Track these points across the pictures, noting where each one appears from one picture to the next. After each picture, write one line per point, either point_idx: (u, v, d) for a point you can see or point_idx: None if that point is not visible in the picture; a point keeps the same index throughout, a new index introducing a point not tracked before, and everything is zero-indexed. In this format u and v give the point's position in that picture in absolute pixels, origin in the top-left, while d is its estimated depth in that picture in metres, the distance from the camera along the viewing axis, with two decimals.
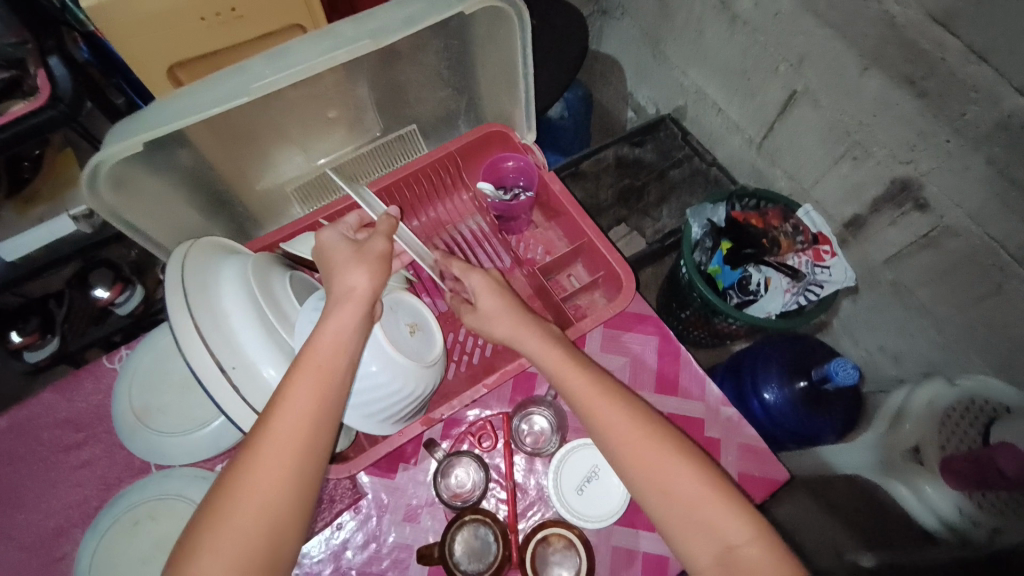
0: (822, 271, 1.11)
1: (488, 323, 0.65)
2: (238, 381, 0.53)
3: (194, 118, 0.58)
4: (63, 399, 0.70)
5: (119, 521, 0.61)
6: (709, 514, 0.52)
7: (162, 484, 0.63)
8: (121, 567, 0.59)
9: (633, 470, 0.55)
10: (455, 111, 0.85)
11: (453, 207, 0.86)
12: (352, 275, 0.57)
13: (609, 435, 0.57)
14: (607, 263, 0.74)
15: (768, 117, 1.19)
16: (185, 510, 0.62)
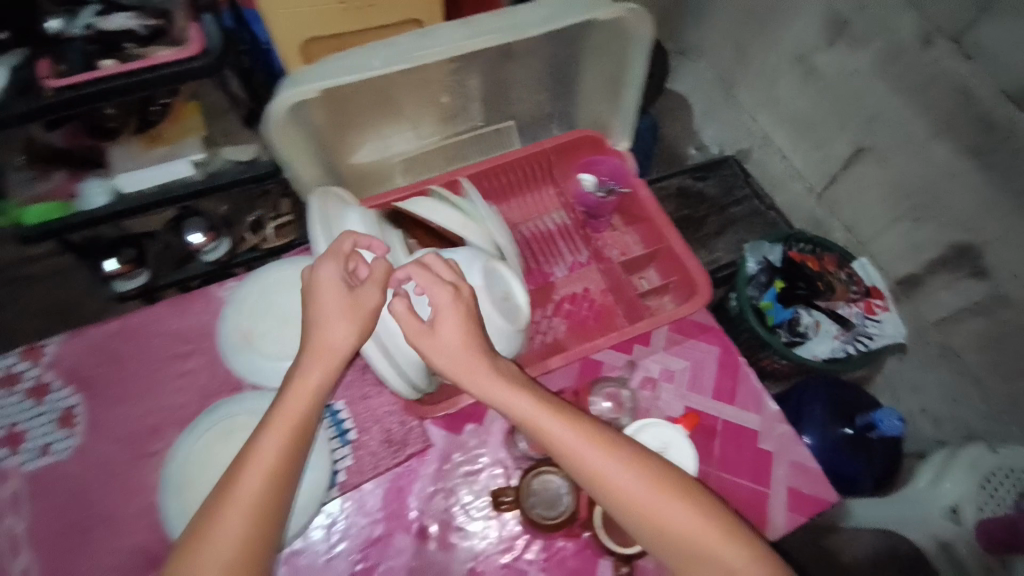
0: (872, 323, 1.12)
1: (440, 357, 0.58)
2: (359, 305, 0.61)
3: (363, 75, 0.66)
4: (174, 314, 0.78)
5: (216, 427, 0.67)
6: (713, 549, 0.53)
7: (256, 402, 0.69)
8: (213, 468, 0.65)
9: (619, 511, 0.55)
10: (550, 115, 0.90)
11: (538, 200, 0.89)
12: (336, 331, 0.57)
13: (602, 484, 0.55)
14: (682, 270, 0.78)
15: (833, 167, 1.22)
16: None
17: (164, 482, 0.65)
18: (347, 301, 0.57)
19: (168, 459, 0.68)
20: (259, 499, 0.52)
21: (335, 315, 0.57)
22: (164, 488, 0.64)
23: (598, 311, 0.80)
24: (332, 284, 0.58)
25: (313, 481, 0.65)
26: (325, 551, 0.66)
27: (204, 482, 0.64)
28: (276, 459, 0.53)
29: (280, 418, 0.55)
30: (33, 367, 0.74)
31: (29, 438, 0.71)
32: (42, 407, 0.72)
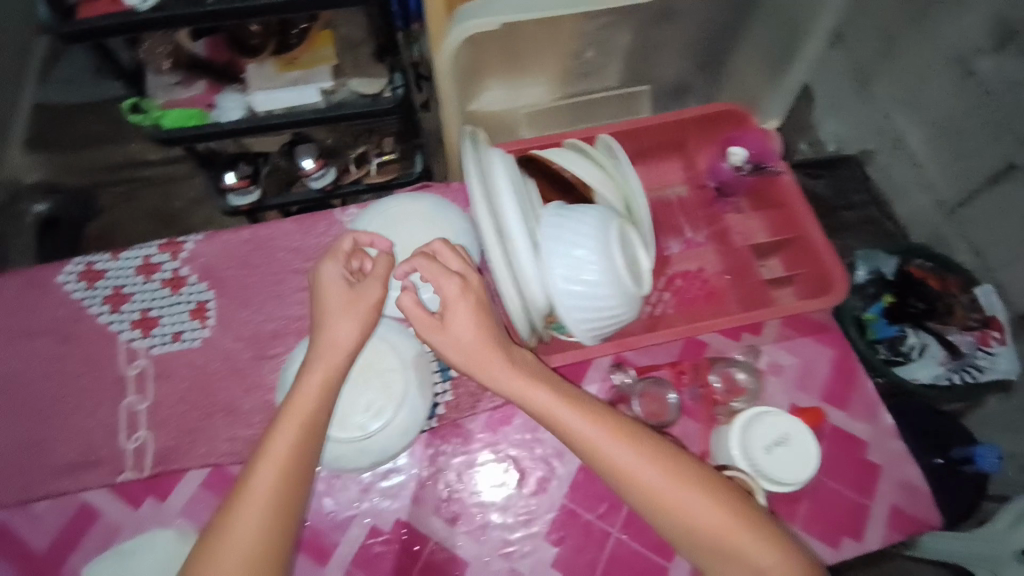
0: (984, 355, 0.93)
1: (457, 344, 0.58)
2: (500, 245, 0.58)
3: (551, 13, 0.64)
4: (299, 231, 0.82)
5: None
6: (738, 547, 0.51)
7: None
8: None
9: (637, 502, 0.54)
10: (690, 85, 0.85)
11: (664, 172, 0.83)
12: (340, 326, 0.62)
13: (620, 471, 0.54)
14: (817, 266, 0.69)
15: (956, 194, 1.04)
16: (383, 352, 0.70)
17: (280, 381, 0.69)
18: (348, 299, 0.63)
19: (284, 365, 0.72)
20: (273, 494, 0.55)
21: (337, 310, 0.62)
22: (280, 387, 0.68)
23: (710, 292, 0.76)
24: (337, 283, 0.63)
25: (415, 407, 0.68)
26: (420, 474, 0.70)
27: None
28: (287, 452, 0.56)
29: (294, 412, 0.58)
30: (171, 260, 0.79)
31: (161, 325, 0.76)
32: (177, 298, 0.78)
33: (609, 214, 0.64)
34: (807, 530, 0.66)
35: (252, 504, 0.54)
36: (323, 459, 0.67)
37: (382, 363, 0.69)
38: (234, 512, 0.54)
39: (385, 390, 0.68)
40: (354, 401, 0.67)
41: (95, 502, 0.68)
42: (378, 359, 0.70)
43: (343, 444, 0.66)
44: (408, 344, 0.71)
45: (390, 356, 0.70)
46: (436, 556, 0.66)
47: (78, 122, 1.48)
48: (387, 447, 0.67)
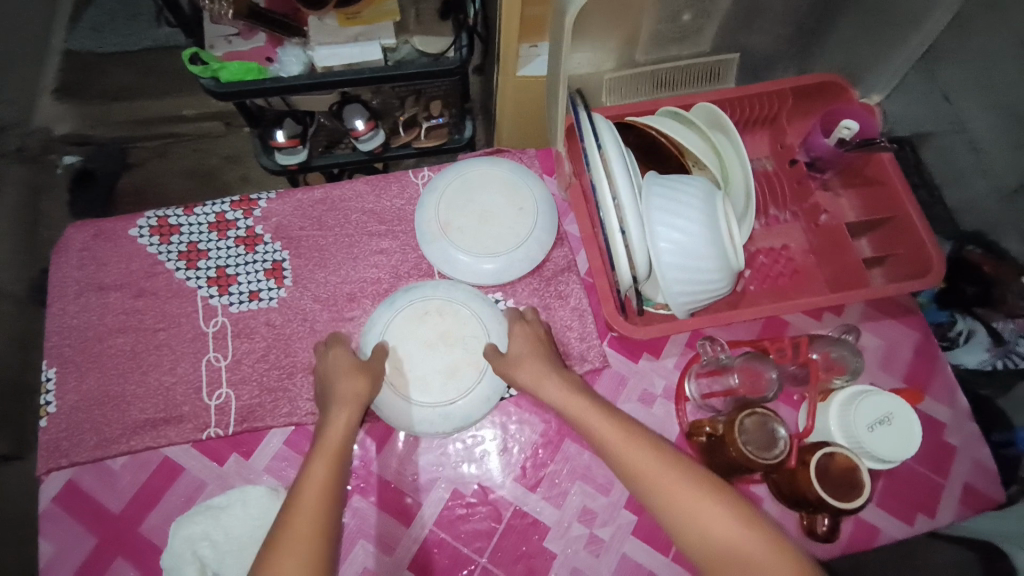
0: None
1: (513, 367, 0.64)
2: (611, 211, 0.58)
3: None
4: (373, 193, 0.80)
5: (414, 305, 0.70)
6: (751, 557, 0.46)
7: (450, 292, 0.71)
8: (411, 342, 0.68)
9: (663, 514, 0.51)
10: (781, 54, 0.86)
11: (748, 143, 0.82)
12: (353, 381, 0.61)
13: (636, 473, 0.53)
14: (913, 245, 0.69)
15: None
16: (467, 318, 0.70)
17: (364, 344, 0.69)
18: (355, 365, 0.63)
19: (364, 327, 0.71)
20: (311, 527, 0.50)
21: (348, 372, 0.62)
22: (367, 348, 0.68)
23: (796, 270, 0.77)
24: (340, 355, 0.65)
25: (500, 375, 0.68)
26: (501, 442, 0.70)
27: (401, 351, 0.68)
28: (325, 476, 0.53)
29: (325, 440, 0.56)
30: (245, 218, 0.77)
31: (238, 283, 0.75)
32: (252, 256, 0.76)
33: (714, 187, 0.63)
34: (883, 506, 0.67)
35: (301, 525, 0.49)
36: (405, 425, 0.66)
37: (467, 332, 0.69)
38: (280, 538, 0.49)
39: (470, 357, 0.69)
40: (441, 366, 0.68)
41: (175, 457, 0.68)
42: (462, 325, 0.69)
43: (430, 408, 0.66)
44: (490, 312, 0.70)
45: (474, 323, 0.70)
46: (516, 521, 0.67)
47: (107, 68, 1.40)
48: (473, 415, 0.67)
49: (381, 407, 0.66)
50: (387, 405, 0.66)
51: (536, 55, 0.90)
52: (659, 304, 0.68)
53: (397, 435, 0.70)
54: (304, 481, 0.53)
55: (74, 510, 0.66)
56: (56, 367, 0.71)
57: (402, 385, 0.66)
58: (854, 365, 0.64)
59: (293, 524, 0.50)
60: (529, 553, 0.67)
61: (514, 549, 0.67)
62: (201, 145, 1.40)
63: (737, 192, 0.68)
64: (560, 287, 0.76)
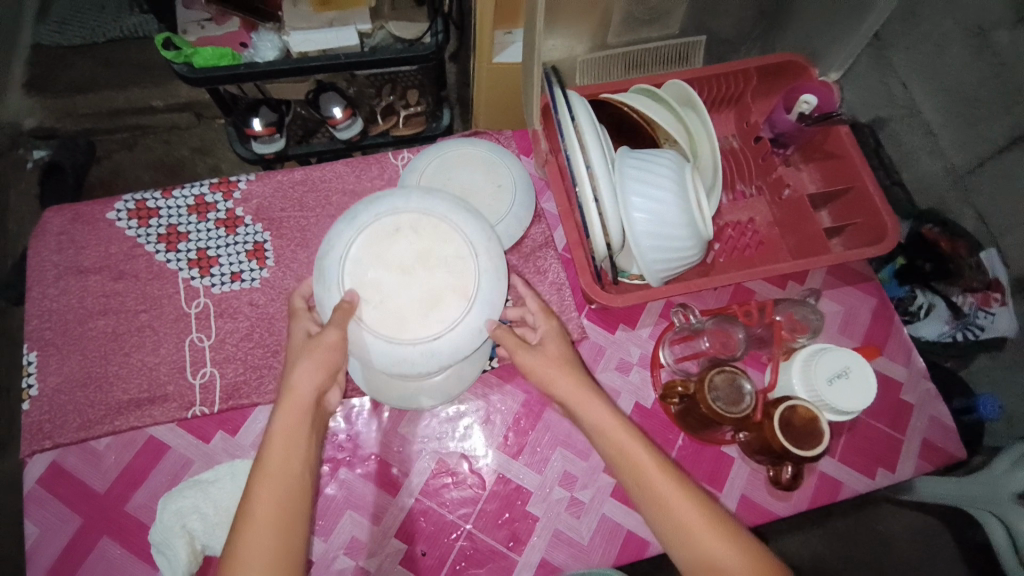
0: (985, 315, 0.81)
1: (539, 371, 0.60)
2: (586, 180, 0.61)
3: None
4: (354, 174, 0.81)
5: (380, 221, 0.57)
6: (716, 546, 0.50)
7: (425, 201, 0.58)
8: (381, 270, 0.56)
9: (648, 506, 0.53)
10: (746, 36, 0.90)
11: (716, 123, 0.87)
12: (301, 374, 0.55)
13: (627, 459, 0.54)
14: (871, 214, 0.73)
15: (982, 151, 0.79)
16: (451, 232, 0.57)
17: (315, 271, 0.57)
18: (316, 352, 0.55)
19: (319, 248, 0.58)
20: (272, 528, 0.49)
21: (305, 360, 0.55)
22: (322, 277, 0.56)
23: (762, 242, 0.80)
24: (303, 333, 0.60)
25: (493, 304, 0.57)
26: (482, 413, 0.71)
27: (368, 280, 0.56)
28: (278, 502, 0.50)
29: (273, 473, 0.51)
30: (224, 200, 0.78)
31: (220, 265, 0.75)
32: (233, 238, 0.76)
33: (683, 159, 0.68)
34: (845, 461, 0.70)
35: (259, 532, 0.49)
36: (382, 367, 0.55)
37: (449, 251, 0.57)
38: (243, 542, 0.48)
39: (455, 280, 0.56)
40: (420, 295, 0.56)
41: (159, 436, 0.69)
42: (446, 242, 0.57)
43: (410, 347, 0.54)
44: (478, 227, 0.58)
45: (460, 239, 0.57)
46: (498, 488, 0.68)
47: (77, 59, 1.38)
48: (462, 349, 0.56)
49: (347, 345, 0.55)
50: (355, 348, 0.55)
51: (511, 42, 0.91)
52: (634, 275, 0.72)
53: (380, 410, 0.71)
54: (255, 500, 0.50)
55: (59, 491, 0.66)
56: (36, 350, 0.71)
57: (374, 323, 0.55)
58: (815, 325, 0.72)
59: (250, 537, 0.48)
60: (512, 517, 0.68)
61: (496, 515, 0.68)
62: (166, 136, 1.37)
63: (705, 165, 0.71)
64: (538, 261, 0.79)
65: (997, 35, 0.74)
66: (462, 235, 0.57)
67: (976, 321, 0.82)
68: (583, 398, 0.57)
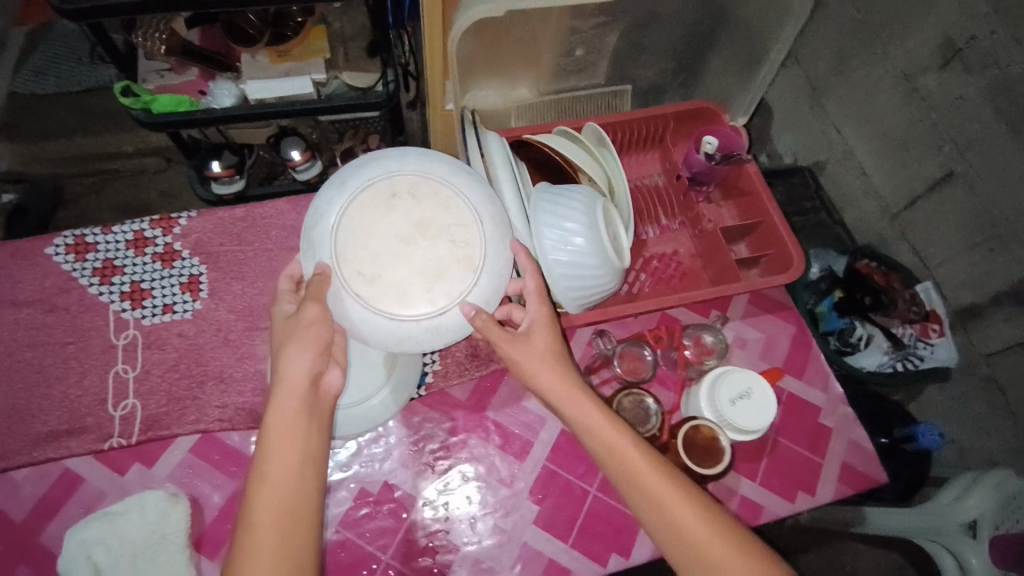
0: (924, 345, 0.95)
1: (527, 362, 0.60)
2: None
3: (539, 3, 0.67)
4: (294, 210, 0.84)
5: (377, 188, 0.58)
6: (713, 547, 0.52)
7: (423, 167, 0.60)
8: (379, 238, 0.58)
9: (647, 510, 0.55)
10: (668, 85, 0.97)
11: (643, 163, 0.92)
12: (294, 358, 0.56)
13: (626, 466, 0.56)
14: (780, 246, 0.78)
15: (912, 190, 0.96)
16: (450, 200, 0.59)
17: (311, 243, 0.58)
18: (305, 333, 0.57)
19: (313, 213, 0.60)
20: (281, 534, 0.51)
21: (299, 342, 0.57)
22: (318, 246, 0.57)
23: (684, 273, 0.84)
24: (282, 314, 0.61)
25: (495, 275, 0.59)
26: (408, 441, 0.72)
27: (365, 251, 0.58)
28: (287, 506, 0.52)
29: (273, 471, 0.53)
30: (162, 235, 0.80)
31: (152, 297, 0.77)
32: (168, 271, 0.78)
33: (596, 193, 0.71)
34: (766, 485, 0.71)
35: (267, 538, 0.51)
36: (382, 340, 0.58)
37: (449, 218, 0.59)
38: (252, 546, 0.51)
39: (454, 248, 0.59)
40: (420, 264, 0.58)
41: (77, 468, 0.68)
42: (444, 208, 0.59)
43: (413, 322, 0.57)
44: (477, 193, 0.60)
45: (460, 208, 0.59)
46: (421, 516, 0.68)
47: (50, 107, 1.43)
48: (467, 321, 0.58)
49: (347, 323, 0.57)
50: (355, 321, 0.57)
51: None
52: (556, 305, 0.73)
53: None
54: (261, 505, 0.52)
55: None
56: None
57: (375, 295, 0.57)
58: (720, 347, 0.76)
59: (260, 543, 0.51)
60: (432, 547, 0.67)
61: (416, 544, 0.67)
62: (134, 178, 1.41)
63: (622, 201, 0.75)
64: None
65: (921, 79, 0.88)
66: (461, 201, 0.59)
67: (916, 352, 0.95)
68: (582, 403, 0.59)
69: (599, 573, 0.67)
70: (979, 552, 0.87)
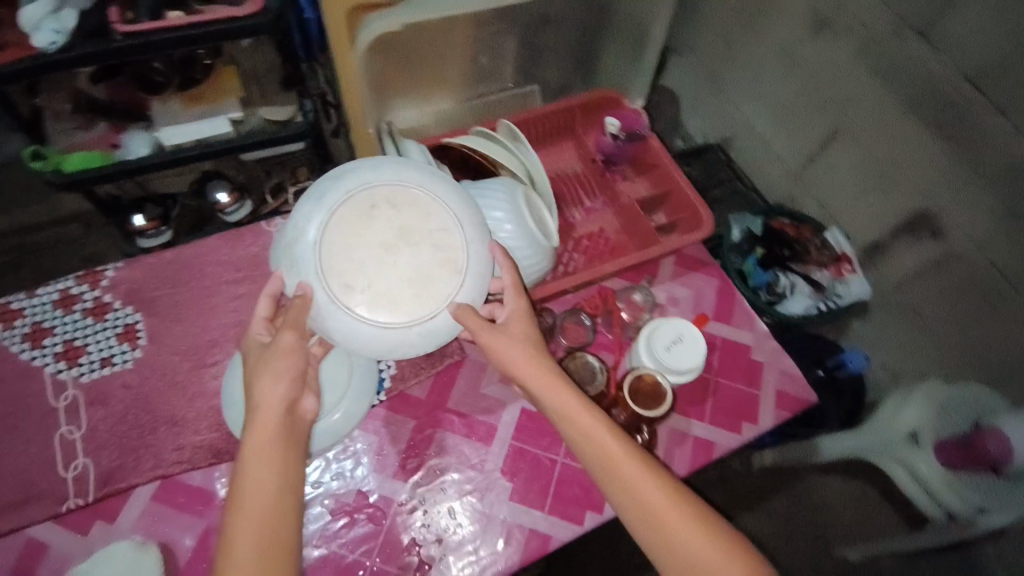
0: (841, 285, 1.07)
1: (501, 351, 0.62)
2: None
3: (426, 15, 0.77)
4: (227, 246, 0.85)
5: (356, 200, 0.60)
6: (681, 525, 0.55)
7: (397, 175, 0.62)
8: (363, 248, 0.59)
9: (619, 496, 0.57)
10: (571, 81, 1.03)
11: (560, 152, 0.99)
12: (268, 388, 0.58)
13: (598, 454, 0.58)
14: (689, 210, 0.87)
15: (807, 149, 1.11)
16: (428, 205, 0.62)
17: (294, 260, 0.60)
18: (277, 362, 0.59)
19: (293, 229, 0.61)
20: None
21: (271, 371, 0.58)
22: (303, 262, 0.59)
23: (613, 246, 0.91)
24: (258, 343, 0.62)
25: (479, 275, 0.62)
26: (376, 447, 0.73)
27: (351, 262, 0.59)
28: (261, 546, 0.51)
29: (245, 512, 0.53)
30: (90, 289, 0.78)
31: (89, 353, 0.75)
32: (102, 324, 0.77)
33: (516, 182, 0.76)
34: (714, 423, 0.77)
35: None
36: (376, 350, 0.60)
37: (429, 223, 0.61)
38: None
39: (437, 252, 0.61)
40: (406, 272, 0.60)
41: (34, 538, 0.66)
42: (423, 214, 0.61)
43: (406, 328, 0.59)
44: (453, 196, 0.63)
45: (438, 213, 0.62)
46: (400, 516, 0.70)
47: None
48: (456, 320, 0.61)
49: (339, 339, 0.59)
50: (348, 334, 0.59)
51: None
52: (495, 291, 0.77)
53: None
54: (230, 551, 0.51)
55: None
56: None
57: (365, 306, 0.59)
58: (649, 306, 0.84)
59: None
60: (414, 543, 0.68)
61: (398, 544, 0.68)
62: (54, 250, 1.34)
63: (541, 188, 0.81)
64: None
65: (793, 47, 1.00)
66: (439, 206, 0.62)
67: (834, 291, 1.07)
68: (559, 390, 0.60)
69: (578, 534, 0.71)
70: (928, 459, 0.93)
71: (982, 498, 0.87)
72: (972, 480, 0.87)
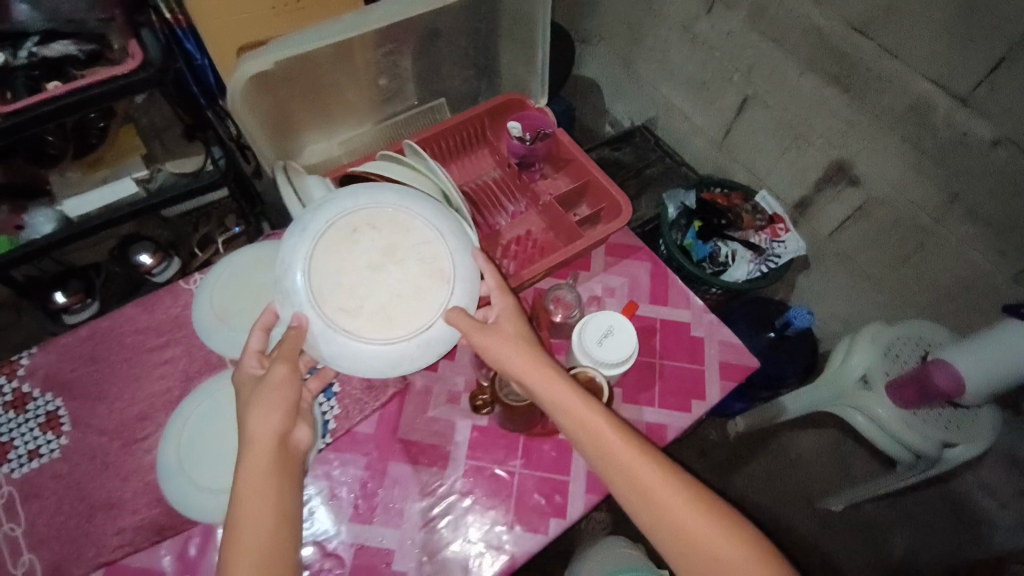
0: (779, 244, 1.11)
1: (496, 351, 0.62)
2: None
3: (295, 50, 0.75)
4: (145, 311, 0.81)
5: (338, 227, 0.63)
6: (682, 510, 0.55)
7: (374, 197, 0.65)
8: (352, 272, 0.62)
9: (622, 483, 0.57)
10: (477, 89, 1.02)
11: (477, 161, 0.99)
12: (256, 424, 0.56)
13: (601, 444, 0.58)
14: (610, 199, 0.89)
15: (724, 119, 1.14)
16: (409, 223, 0.65)
17: (286, 293, 0.62)
18: (269, 394, 0.57)
19: (280, 264, 0.63)
20: None
21: (262, 402, 0.57)
22: (295, 295, 0.61)
23: (541, 246, 0.90)
24: (251, 376, 0.61)
25: (467, 282, 0.65)
26: (327, 493, 0.71)
27: (343, 288, 0.62)
28: None
29: (239, 557, 0.51)
30: (6, 382, 0.74)
31: (14, 447, 0.71)
32: (23, 416, 0.73)
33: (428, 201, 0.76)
34: (664, 405, 0.78)
35: None
36: (379, 369, 0.62)
37: (412, 240, 0.64)
38: None
39: (423, 265, 0.64)
40: (398, 288, 0.63)
41: None
42: (405, 231, 0.64)
43: (405, 341, 0.61)
44: (430, 209, 0.66)
45: (420, 228, 0.65)
46: (362, 558, 0.68)
47: None
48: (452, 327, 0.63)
49: (343, 362, 0.61)
50: (350, 356, 0.61)
51: None
52: None
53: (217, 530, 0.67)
54: None
55: None
56: None
57: (363, 327, 0.61)
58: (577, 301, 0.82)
59: None
60: None
61: None
62: None
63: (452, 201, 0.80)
64: None
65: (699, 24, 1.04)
66: (418, 221, 0.64)
67: (773, 252, 1.11)
68: (556, 383, 0.60)
69: (543, 542, 0.70)
70: (881, 400, 0.91)
71: (944, 432, 0.88)
72: (924, 415, 0.90)
